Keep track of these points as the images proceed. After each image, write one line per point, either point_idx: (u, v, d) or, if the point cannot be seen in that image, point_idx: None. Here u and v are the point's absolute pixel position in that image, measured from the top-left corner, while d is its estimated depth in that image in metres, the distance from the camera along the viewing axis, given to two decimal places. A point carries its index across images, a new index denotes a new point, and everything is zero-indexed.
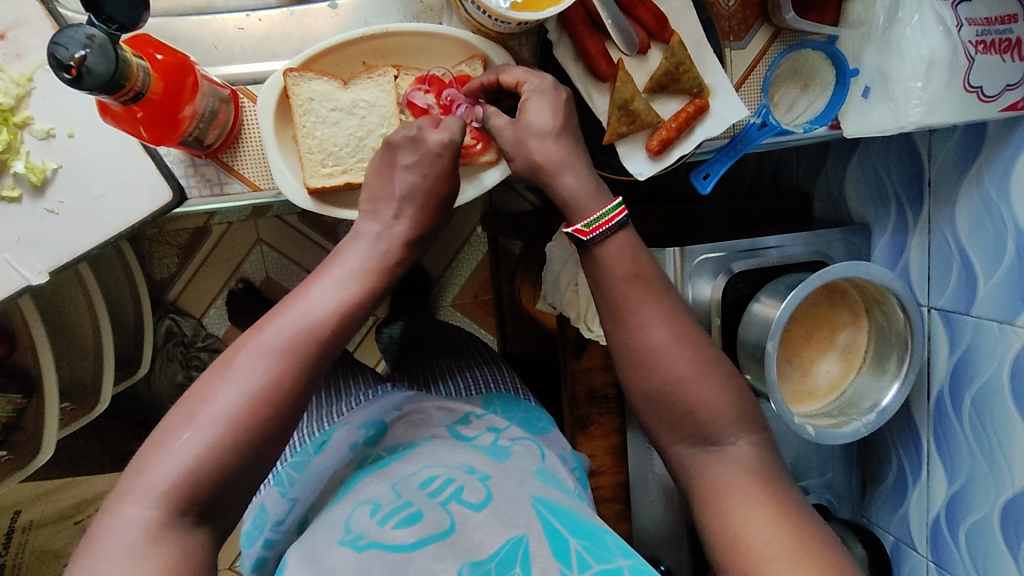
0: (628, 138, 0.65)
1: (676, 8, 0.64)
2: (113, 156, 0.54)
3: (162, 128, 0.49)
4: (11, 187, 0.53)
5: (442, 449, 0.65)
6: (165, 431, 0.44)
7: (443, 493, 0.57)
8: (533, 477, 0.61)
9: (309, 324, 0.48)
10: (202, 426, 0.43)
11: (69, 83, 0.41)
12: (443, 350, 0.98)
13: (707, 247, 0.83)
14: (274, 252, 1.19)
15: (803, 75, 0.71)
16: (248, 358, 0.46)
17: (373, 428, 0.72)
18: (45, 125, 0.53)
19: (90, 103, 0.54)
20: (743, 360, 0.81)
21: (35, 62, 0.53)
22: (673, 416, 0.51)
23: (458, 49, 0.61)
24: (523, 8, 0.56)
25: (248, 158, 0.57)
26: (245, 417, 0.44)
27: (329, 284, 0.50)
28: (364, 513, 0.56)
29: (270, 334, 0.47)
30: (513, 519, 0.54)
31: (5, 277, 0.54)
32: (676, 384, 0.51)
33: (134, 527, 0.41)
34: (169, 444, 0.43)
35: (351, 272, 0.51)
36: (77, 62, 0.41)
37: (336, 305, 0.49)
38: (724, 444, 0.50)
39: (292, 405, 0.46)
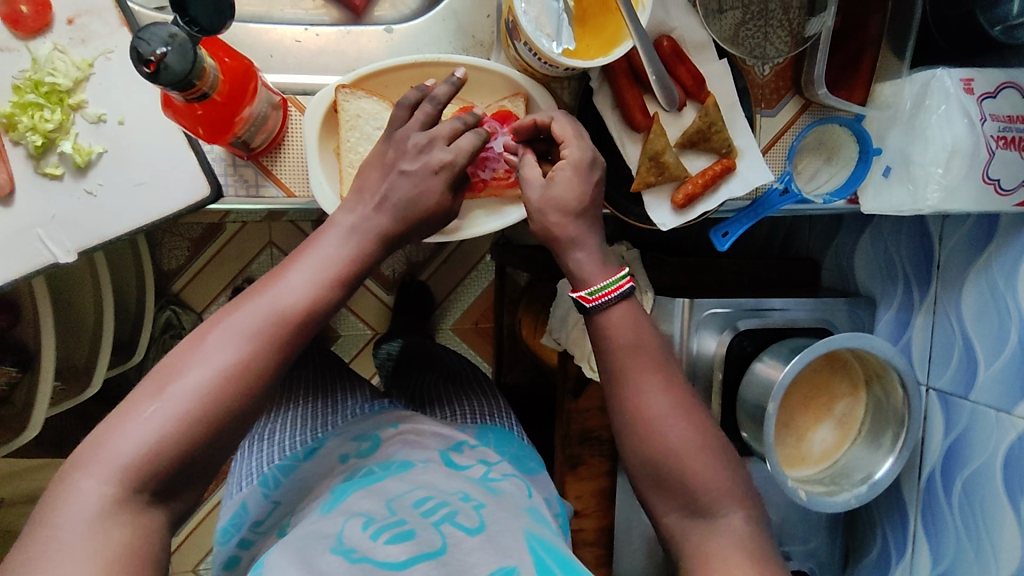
0: (654, 188, 0.67)
1: (713, 72, 0.67)
2: (159, 149, 0.56)
3: (217, 129, 0.51)
4: (55, 164, 0.54)
5: (438, 475, 0.65)
6: (129, 404, 0.43)
7: (437, 515, 0.57)
8: (524, 512, 0.61)
9: (276, 312, 0.48)
10: (162, 405, 0.43)
11: (146, 76, 0.43)
12: (440, 373, 0.98)
13: (715, 302, 0.84)
14: (284, 256, 1.20)
15: (827, 147, 0.74)
16: (218, 338, 0.46)
17: (366, 443, 0.74)
18: (98, 110, 0.55)
19: (146, 95, 0.55)
20: (740, 419, 0.82)
21: (98, 49, 0.55)
22: (670, 488, 0.52)
23: (503, 85, 0.63)
24: (573, 55, 0.59)
25: (287, 164, 0.59)
26: (207, 400, 0.44)
27: (304, 272, 0.50)
28: (355, 527, 0.56)
29: (243, 314, 0.47)
30: (505, 550, 0.53)
31: (34, 250, 0.54)
32: (680, 450, 0.51)
33: (94, 497, 0.40)
34: (132, 417, 0.43)
35: (324, 261, 0.51)
36: (157, 58, 0.43)
37: (308, 291, 0.49)
38: (717, 515, 0.50)
39: (260, 392, 0.46)
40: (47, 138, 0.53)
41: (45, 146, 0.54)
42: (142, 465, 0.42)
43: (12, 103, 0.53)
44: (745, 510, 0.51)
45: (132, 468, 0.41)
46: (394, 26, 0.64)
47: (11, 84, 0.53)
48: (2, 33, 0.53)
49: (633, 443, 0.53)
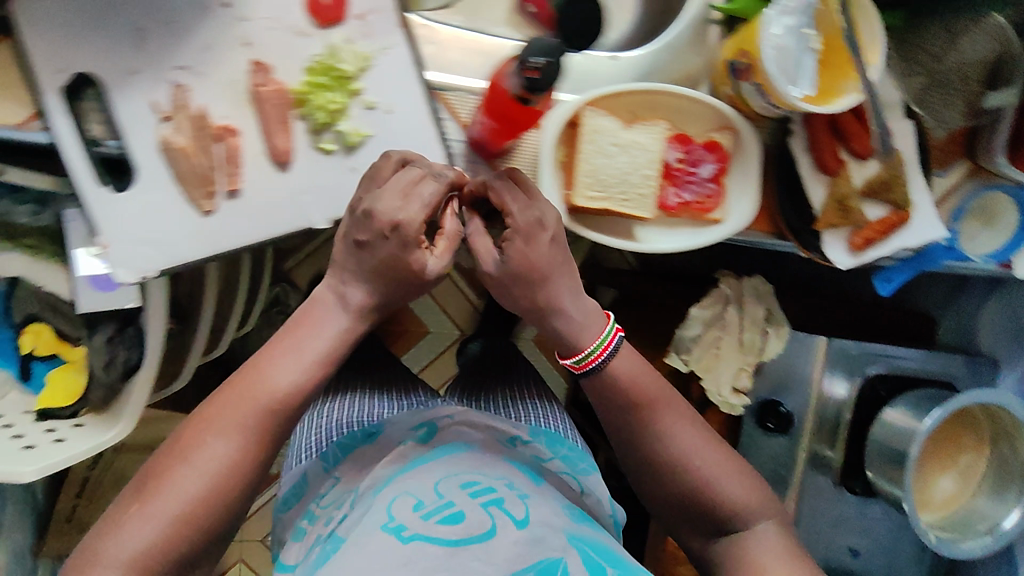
0: (834, 229, 0.72)
1: (901, 129, 0.72)
2: (416, 140, 0.63)
3: (517, 128, 0.59)
4: (329, 141, 0.61)
5: (481, 461, 0.68)
6: (187, 456, 0.52)
7: (483, 497, 0.61)
8: (565, 507, 0.65)
9: (263, 396, 0.54)
10: (195, 473, 0.51)
11: (529, 80, 0.50)
12: (502, 375, 1.02)
13: (850, 345, 0.90)
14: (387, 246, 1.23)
15: (987, 213, 0.78)
16: (206, 438, 0.52)
17: (424, 429, 0.76)
18: (372, 98, 0.61)
19: (416, 89, 0.62)
20: (869, 459, 0.88)
21: (381, 44, 0.60)
22: (693, 512, 0.61)
23: (716, 118, 0.67)
24: (811, 100, 0.58)
25: (517, 166, 0.65)
26: (229, 478, 0.52)
27: (290, 362, 0.55)
28: (406, 507, 0.59)
29: (219, 411, 0.53)
30: (550, 542, 0.58)
31: (297, 215, 0.61)
32: (705, 481, 0.60)
33: (142, 540, 0.48)
34: (181, 475, 0.51)
35: (303, 360, 0.56)
36: (542, 68, 0.49)
37: (301, 373, 0.55)
38: (748, 547, 0.59)
39: (255, 470, 0.54)
40: (330, 118, 0.60)
41: (325, 124, 0.60)
42: (183, 524, 0.50)
43: (306, 83, 0.58)
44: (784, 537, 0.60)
45: (185, 520, 0.50)
46: (620, 54, 0.70)
47: (304, 66, 0.58)
48: (303, 20, 0.58)
49: (654, 460, 0.61)
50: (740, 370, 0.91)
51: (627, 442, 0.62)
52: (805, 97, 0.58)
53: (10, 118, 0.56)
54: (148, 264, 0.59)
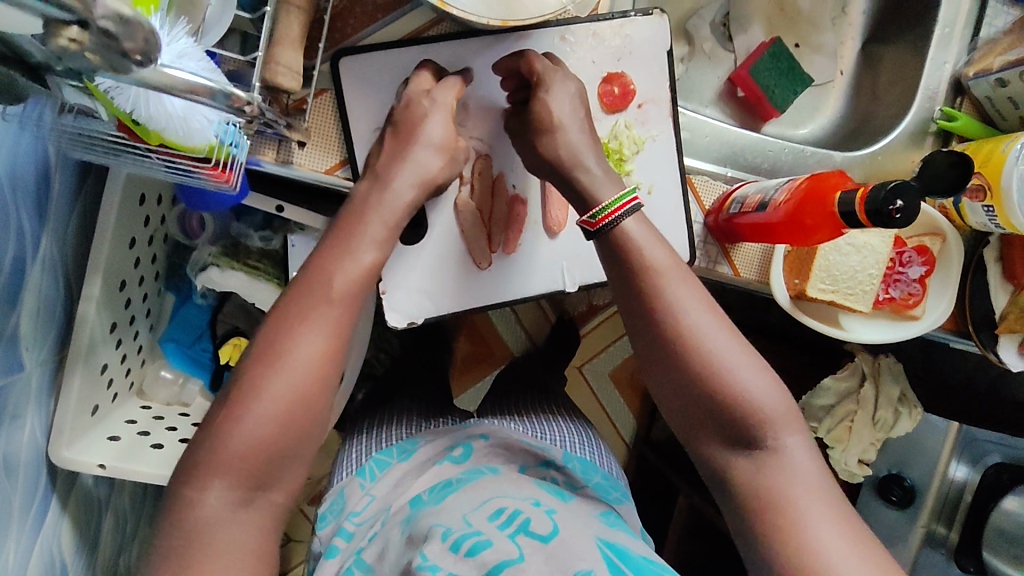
0: (1009, 334, 0.76)
1: None
2: (668, 219, 0.68)
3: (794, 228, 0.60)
4: None
5: (506, 483, 0.73)
6: (281, 355, 0.46)
7: (511, 525, 0.65)
8: (596, 519, 0.70)
9: (323, 293, 0.48)
10: (286, 372, 0.46)
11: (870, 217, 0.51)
12: (539, 396, 1.07)
13: (985, 434, 0.94)
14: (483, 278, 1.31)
15: None
16: (294, 332, 0.47)
17: (459, 451, 0.82)
18: (639, 178, 0.67)
19: (677, 172, 0.67)
20: (986, 539, 0.93)
21: (653, 131, 0.66)
22: (723, 420, 0.50)
23: (926, 224, 0.73)
24: None
25: (745, 250, 0.70)
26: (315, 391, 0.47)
27: (367, 241, 0.52)
28: (436, 539, 0.63)
29: (311, 308, 0.48)
30: (580, 553, 0.61)
31: (552, 277, 0.68)
32: (737, 393, 0.49)
33: (261, 432, 0.45)
34: (278, 375, 0.46)
35: (372, 240, 0.52)
36: (894, 208, 0.47)
37: (359, 271, 0.50)
38: (771, 481, 0.48)
39: (332, 382, 0.48)
40: None
41: None
42: (284, 430, 0.46)
43: None
44: (886, 548, 0.47)
45: (285, 422, 0.45)
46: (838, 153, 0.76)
47: None
48: (595, 105, 0.65)
49: (713, 408, 0.50)
50: (868, 444, 0.97)
51: (676, 388, 0.51)
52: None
53: (321, 166, 0.61)
54: (418, 310, 0.66)
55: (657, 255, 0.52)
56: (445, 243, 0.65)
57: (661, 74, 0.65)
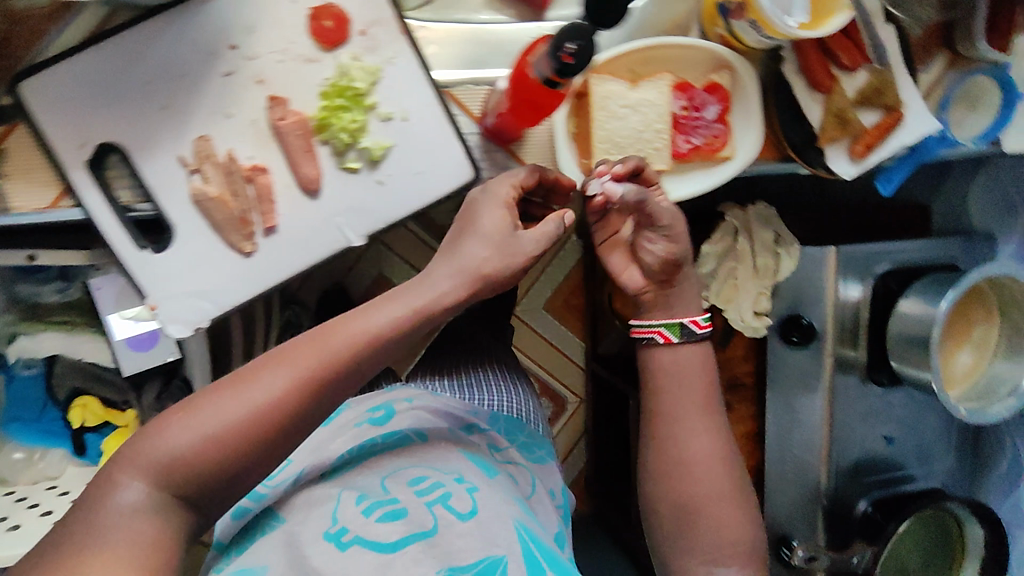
0: (835, 144, 0.75)
1: (884, 36, 0.74)
2: (432, 139, 0.63)
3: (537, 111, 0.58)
4: (353, 159, 0.61)
5: (433, 454, 0.69)
6: (239, 388, 0.51)
7: (431, 495, 0.61)
8: (515, 500, 0.66)
9: (343, 349, 0.53)
10: (241, 403, 0.49)
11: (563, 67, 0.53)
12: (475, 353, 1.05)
13: (857, 248, 0.94)
14: (383, 247, 1.32)
15: (971, 97, 0.81)
16: (178, 430, 0.49)
17: (380, 412, 0.78)
18: (387, 109, 0.61)
19: (427, 95, 0.62)
20: (892, 349, 0.91)
21: (385, 56, 0.60)
22: (693, 522, 0.68)
23: (708, 61, 0.70)
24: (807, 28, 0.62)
25: (532, 146, 0.66)
26: (255, 422, 0.49)
27: (278, 369, 0.51)
28: (349, 503, 0.61)
29: (207, 411, 0.49)
30: (494, 537, 0.58)
31: (335, 238, 0.62)
32: (705, 491, 0.67)
33: (116, 544, 0.45)
34: (233, 400, 0.50)
35: (308, 354, 0.52)
36: (579, 47, 0.52)
37: (263, 394, 0.50)
38: (702, 550, 0.67)
39: (298, 425, 0.51)
40: (351, 137, 0.60)
41: (348, 144, 0.60)
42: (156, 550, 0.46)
43: (323, 108, 0.58)
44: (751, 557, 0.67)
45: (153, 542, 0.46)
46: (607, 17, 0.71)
47: (318, 91, 0.59)
48: (311, 46, 0.58)
49: (688, 501, 0.68)
50: (759, 294, 0.96)
51: (661, 479, 0.69)
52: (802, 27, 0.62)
53: (41, 203, 0.57)
54: (197, 316, 0.61)
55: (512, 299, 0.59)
56: (198, 238, 0.60)
57: None
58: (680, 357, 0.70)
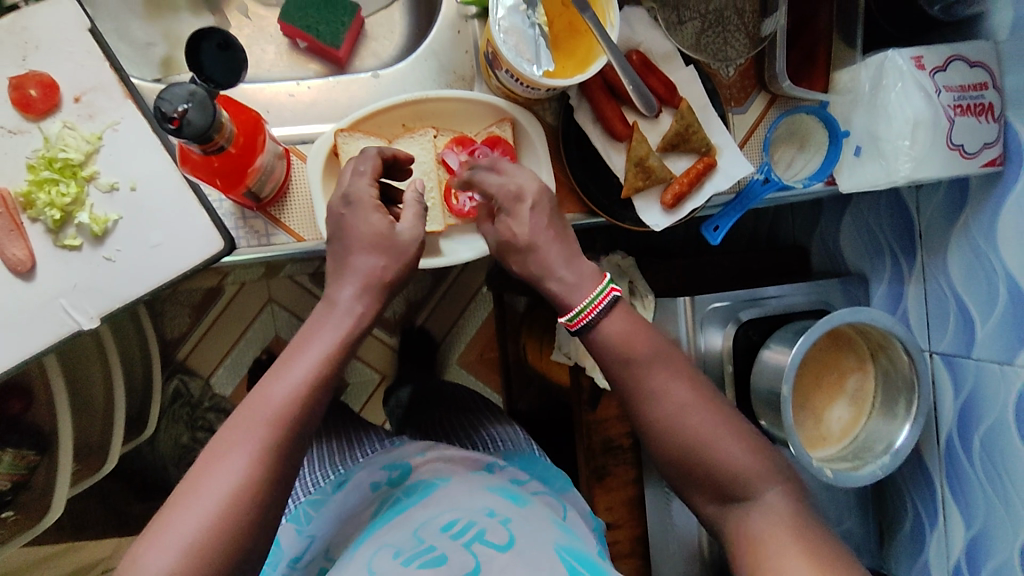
0: (643, 193, 0.70)
1: (682, 78, 0.71)
2: (171, 207, 0.57)
3: (232, 179, 0.54)
4: (73, 235, 0.56)
5: (458, 493, 0.63)
6: (198, 486, 0.47)
7: (466, 535, 0.55)
8: (554, 525, 0.60)
9: (268, 414, 0.49)
10: (210, 497, 0.46)
11: (172, 132, 0.45)
12: (466, 406, 0.96)
13: (714, 297, 0.89)
14: (284, 312, 1.21)
15: (798, 135, 0.77)
16: (151, 556, 0.44)
17: (396, 471, 0.71)
18: (110, 179, 0.56)
19: (160, 163, 0.57)
20: (758, 408, 0.84)
21: (106, 122, 0.57)
22: (695, 474, 0.56)
23: (487, 113, 0.67)
24: (553, 76, 0.60)
25: (294, 211, 0.61)
26: (229, 508, 0.46)
27: (233, 454, 0.48)
28: (385, 558, 0.54)
29: (173, 531, 0.45)
30: (539, 563, 0.52)
31: (57, 321, 0.56)
32: (702, 438, 0.55)
33: None
34: (192, 506, 0.46)
35: (257, 427, 0.49)
36: (179, 115, 0.44)
37: (233, 478, 0.47)
38: (744, 529, 0.54)
39: (279, 488, 0.49)
40: (64, 211, 0.55)
41: (63, 220, 0.56)
42: None
43: (28, 182, 0.55)
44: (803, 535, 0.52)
45: None
46: (381, 72, 0.68)
47: (26, 164, 0.55)
48: (13, 117, 0.55)
49: (711, 474, 0.55)
50: None
51: (672, 459, 0.57)
52: (547, 74, 0.59)
53: None
54: None
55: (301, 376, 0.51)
56: None
57: (93, 60, 0.57)
58: (613, 330, 0.58)
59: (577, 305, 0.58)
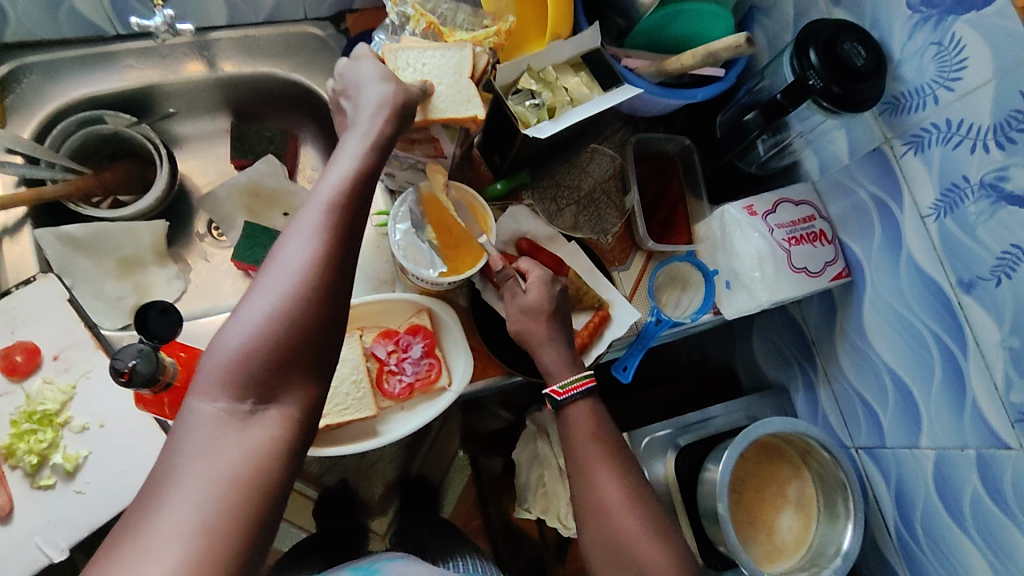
0: None
1: (567, 251, 0.85)
2: (135, 436, 0.66)
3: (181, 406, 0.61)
4: (48, 475, 0.64)
5: None
6: (223, 337, 0.49)
7: None
8: None
9: (292, 263, 0.50)
10: (238, 341, 0.48)
11: (121, 384, 0.52)
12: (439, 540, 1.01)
13: (651, 428, 0.98)
14: None
15: (679, 280, 0.89)
16: (191, 422, 0.46)
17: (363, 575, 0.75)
18: (82, 420, 0.66)
19: (122, 400, 0.67)
20: (711, 529, 0.88)
21: (79, 372, 0.67)
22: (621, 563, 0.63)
23: (406, 306, 0.78)
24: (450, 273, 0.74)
25: None
26: (256, 363, 0.48)
27: (256, 298, 0.49)
28: None
29: (212, 365, 0.48)
30: None
31: (31, 557, 0.62)
32: (632, 530, 0.63)
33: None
34: (230, 337, 0.48)
35: (281, 271, 0.50)
36: (129, 369, 0.52)
37: (259, 308, 0.49)
38: None
39: (317, 318, 0.50)
40: (41, 455, 0.64)
41: (39, 463, 0.64)
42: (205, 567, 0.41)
43: (11, 435, 0.64)
44: None
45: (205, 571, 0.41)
46: None
47: (9, 419, 0.65)
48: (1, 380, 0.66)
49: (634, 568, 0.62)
50: None
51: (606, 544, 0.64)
52: (443, 273, 0.73)
53: None
54: None
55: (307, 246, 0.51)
56: None
57: (69, 323, 0.68)
58: (579, 412, 0.70)
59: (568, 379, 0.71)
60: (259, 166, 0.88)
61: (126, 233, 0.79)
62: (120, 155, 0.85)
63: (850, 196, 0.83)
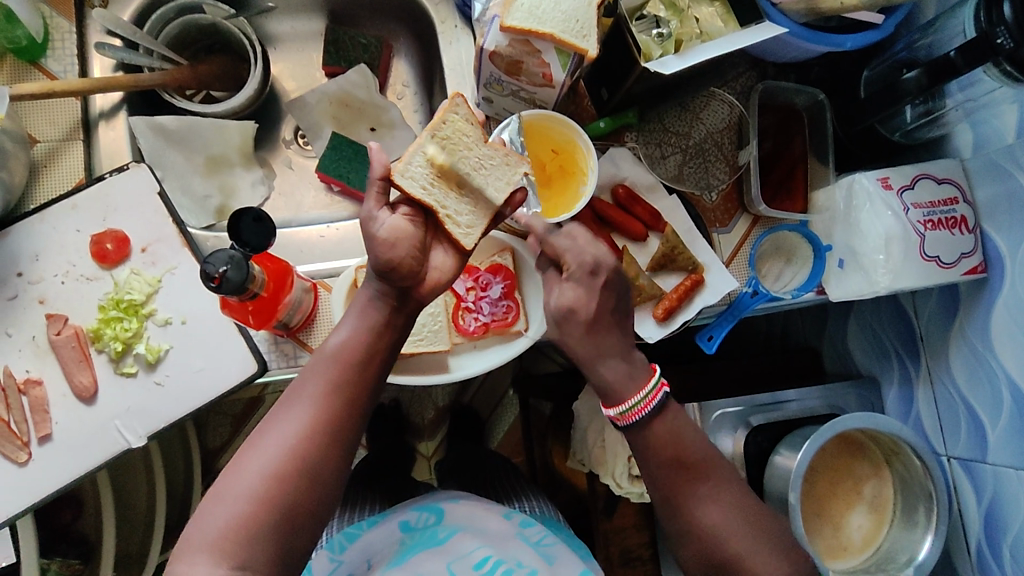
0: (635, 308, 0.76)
1: (667, 205, 0.79)
2: (214, 338, 0.66)
3: (265, 314, 0.62)
4: (131, 363, 0.65)
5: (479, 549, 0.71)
6: (225, 487, 0.54)
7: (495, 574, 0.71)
8: None
9: (299, 425, 0.56)
10: (236, 496, 0.53)
11: (212, 289, 0.54)
12: (502, 474, 0.99)
13: (724, 402, 0.92)
14: None
15: (784, 251, 0.82)
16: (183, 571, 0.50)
17: (431, 516, 0.76)
18: (165, 314, 0.66)
19: (204, 300, 0.67)
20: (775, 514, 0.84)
21: (165, 267, 0.67)
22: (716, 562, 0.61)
23: (490, 243, 0.75)
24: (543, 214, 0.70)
25: (319, 334, 0.68)
26: (244, 525, 0.52)
27: (260, 456, 0.55)
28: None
29: (209, 521, 0.52)
30: None
31: (111, 440, 0.64)
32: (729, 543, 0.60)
33: None
34: (226, 495, 0.53)
35: (282, 434, 0.55)
36: (220, 275, 0.54)
37: (258, 470, 0.54)
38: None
39: (310, 476, 0.55)
40: (125, 344, 0.65)
41: (123, 350, 0.65)
42: None
43: (98, 321, 0.65)
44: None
45: None
46: None
47: (98, 305, 0.66)
48: (92, 266, 0.66)
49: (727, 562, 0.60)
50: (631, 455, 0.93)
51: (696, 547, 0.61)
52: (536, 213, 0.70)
53: None
54: None
55: (307, 413, 0.56)
56: None
57: (158, 219, 0.68)
58: (654, 430, 0.63)
59: (631, 400, 0.62)
60: (351, 75, 0.84)
61: (217, 132, 0.78)
62: (216, 49, 0.82)
63: (1007, 182, 0.72)
